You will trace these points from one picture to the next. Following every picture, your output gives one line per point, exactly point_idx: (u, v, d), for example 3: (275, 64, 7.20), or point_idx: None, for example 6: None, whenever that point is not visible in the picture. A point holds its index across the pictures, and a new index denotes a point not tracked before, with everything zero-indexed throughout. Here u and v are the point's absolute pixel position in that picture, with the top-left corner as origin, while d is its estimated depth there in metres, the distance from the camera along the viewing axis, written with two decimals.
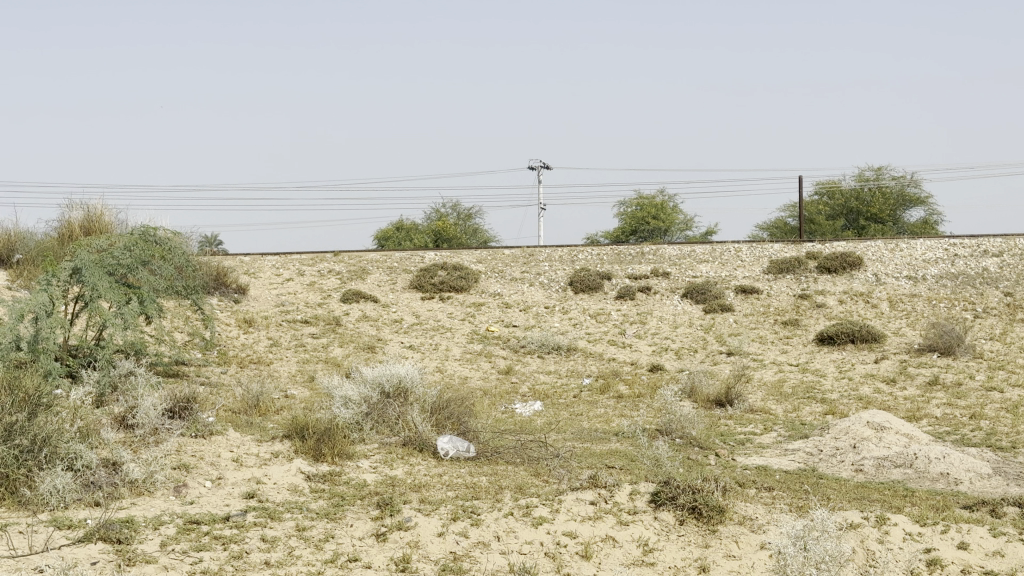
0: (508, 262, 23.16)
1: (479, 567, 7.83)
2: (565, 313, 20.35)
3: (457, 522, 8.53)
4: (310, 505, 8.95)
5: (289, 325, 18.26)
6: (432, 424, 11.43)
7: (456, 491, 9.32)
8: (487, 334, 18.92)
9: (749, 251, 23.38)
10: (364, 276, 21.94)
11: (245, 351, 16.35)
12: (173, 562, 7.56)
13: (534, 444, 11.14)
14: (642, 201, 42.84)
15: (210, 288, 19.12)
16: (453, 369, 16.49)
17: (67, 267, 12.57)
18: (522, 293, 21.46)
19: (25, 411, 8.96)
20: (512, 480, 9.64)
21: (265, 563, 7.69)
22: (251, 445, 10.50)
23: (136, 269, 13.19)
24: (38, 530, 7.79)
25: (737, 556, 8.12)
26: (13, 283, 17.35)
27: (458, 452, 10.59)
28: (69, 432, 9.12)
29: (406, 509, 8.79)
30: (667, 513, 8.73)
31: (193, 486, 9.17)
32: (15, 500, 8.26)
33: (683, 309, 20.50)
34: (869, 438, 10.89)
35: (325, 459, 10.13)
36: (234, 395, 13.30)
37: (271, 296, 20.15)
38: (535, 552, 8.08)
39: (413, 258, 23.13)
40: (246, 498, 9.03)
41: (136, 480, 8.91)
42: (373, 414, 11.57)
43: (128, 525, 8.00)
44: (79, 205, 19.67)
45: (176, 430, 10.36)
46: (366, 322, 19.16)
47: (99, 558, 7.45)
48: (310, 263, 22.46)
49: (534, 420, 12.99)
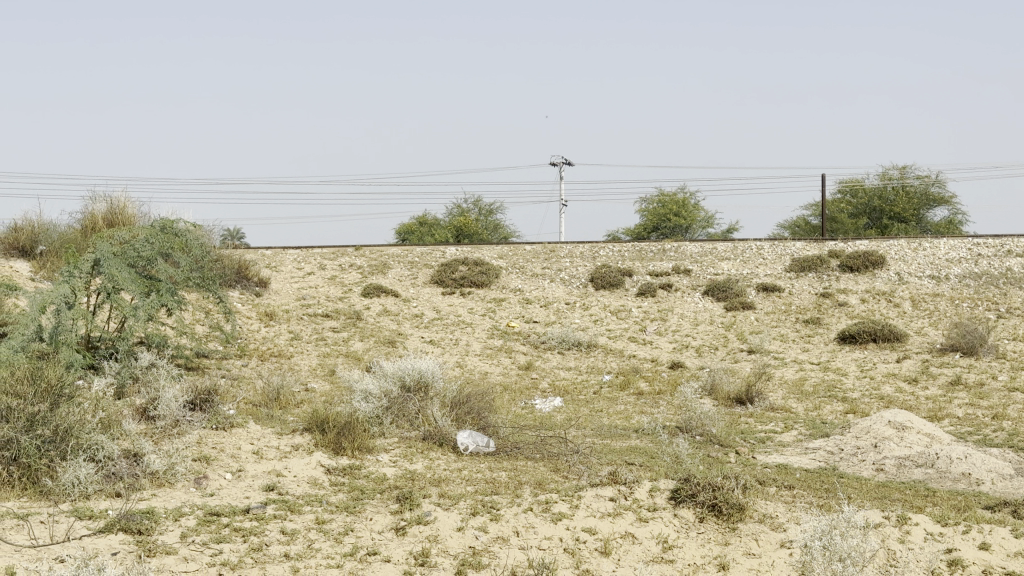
0: (529, 258, 23.16)
1: (498, 562, 7.82)
2: (585, 309, 20.34)
3: (476, 517, 8.53)
4: (329, 498, 8.97)
5: (310, 319, 18.28)
6: (453, 419, 11.40)
7: (475, 486, 9.33)
8: (507, 330, 18.91)
9: (771, 249, 23.31)
10: (385, 270, 21.98)
11: (266, 344, 16.40)
12: (193, 553, 7.58)
13: (552, 440, 11.13)
14: (663, 198, 42.83)
15: (231, 282, 19.18)
16: (473, 364, 16.50)
17: (88, 257, 12.56)
18: (542, 288, 21.47)
19: (47, 401, 9.00)
20: (532, 476, 9.64)
21: (284, 555, 7.71)
22: (271, 438, 10.54)
23: (156, 262, 13.20)
24: (59, 520, 7.85)
25: (756, 554, 8.08)
26: (37, 276, 17.44)
27: (478, 447, 10.58)
28: (90, 422, 9.19)
29: (425, 503, 8.79)
30: (686, 511, 8.71)
31: (213, 478, 9.23)
32: (37, 489, 8.33)
33: (705, 306, 20.46)
34: (890, 437, 10.85)
35: (345, 453, 10.16)
36: (255, 387, 13.35)
37: (293, 290, 20.20)
38: (554, 547, 8.07)
39: (434, 253, 23.13)
40: (266, 490, 9.08)
41: (157, 471, 8.98)
42: (393, 408, 11.58)
43: (149, 516, 8.04)
44: (102, 197, 19.73)
45: (197, 424, 10.43)
46: (386, 316, 19.17)
47: (119, 548, 7.48)
48: (331, 257, 22.49)
49: (554, 416, 12.99)
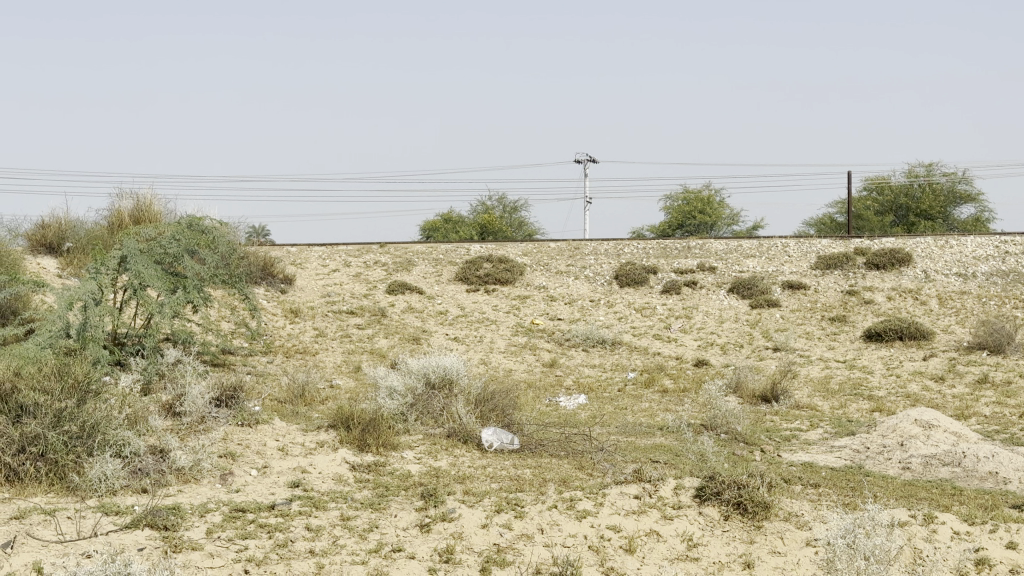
0: (553, 255, 23.15)
1: (523, 559, 7.82)
2: (610, 306, 20.31)
3: (501, 514, 8.53)
4: (354, 495, 8.99)
5: (335, 316, 18.32)
6: (478, 416, 11.40)
7: (500, 483, 9.33)
8: (531, 327, 18.91)
9: (797, 247, 23.23)
10: (410, 267, 22.01)
11: (291, 341, 16.45)
12: (219, 549, 7.61)
13: (577, 437, 11.12)
14: (688, 196, 42.75)
15: (256, 278, 19.24)
16: (497, 361, 16.50)
17: (115, 254, 12.61)
18: (567, 286, 21.46)
19: (75, 397, 9.04)
20: (556, 473, 9.63)
21: (309, 552, 7.73)
22: (296, 434, 10.56)
23: (183, 259, 13.26)
24: (86, 516, 7.89)
25: (782, 552, 8.06)
26: (64, 272, 17.54)
27: (502, 444, 10.57)
28: (117, 418, 9.23)
29: (450, 500, 8.80)
30: (711, 509, 8.69)
31: (239, 474, 9.27)
32: (64, 485, 8.38)
33: (730, 303, 20.41)
34: (917, 435, 10.80)
35: (370, 449, 10.17)
36: (280, 384, 13.39)
37: (318, 287, 20.25)
38: (579, 545, 8.07)
39: (458, 250, 23.15)
40: (291, 486, 9.10)
41: (183, 467, 9.01)
42: (418, 405, 11.59)
43: (175, 512, 8.08)
44: (129, 194, 19.82)
45: (222, 420, 10.47)
46: (411, 313, 19.19)
47: (146, 544, 7.51)
48: (356, 254, 22.53)
49: (578, 413, 12.97)
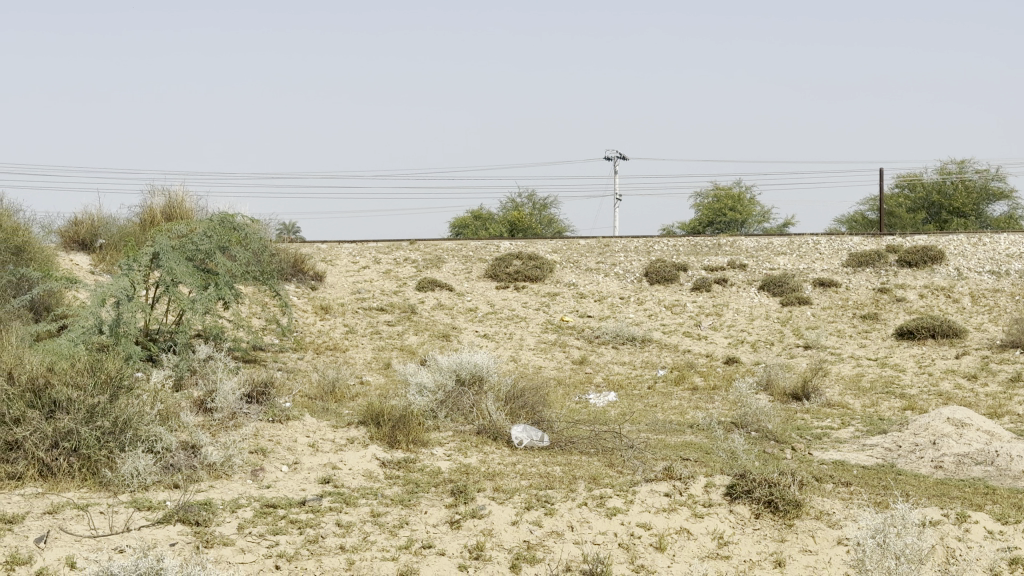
0: (583, 252, 23.13)
1: (553, 556, 7.82)
2: (640, 304, 20.27)
3: (531, 511, 8.54)
4: (384, 491, 9.01)
5: (365, 313, 18.37)
6: (508, 413, 11.40)
7: (530, 480, 9.34)
8: (561, 324, 18.90)
9: (828, 244, 23.13)
10: (439, 264, 22.03)
11: (321, 337, 16.50)
12: (250, 545, 7.64)
13: (607, 434, 11.10)
14: (719, 193, 42.64)
15: (286, 275, 19.31)
16: (527, 358, 16.51)
17: (147, 251, 12.69)
18: (597, 283, 21.43)
19: (107, 392, 9.10)
20: (586, 470, 9.63)
21: (339, 548, 7.75)
22: (327, 431, 10.60)
23: (214, 255, 13.32)
24: (119, 511, 7.93)
25: (813, 551, 8.03)
26: (96, 269, 17.65)
27: (532, 440, 10.57)
28: (149, 414, 9.28)
29: (480, 497, 8.81)
30: (742, 507, 8.67)
31: (270, 470, 9.31)
32: (97, 481, 8.43)
33: (760, 301, 20.35)
34: (949, 434, 10.73)
35: (400, 446, 10.19)
36: (311, 380, 13.44)
37: (348, 283, 20.30)
38: (608, 542, 8.06)
39: (488, 247, 23.16)
40: (321, 482, 9.13)
41: (215, 463, 9.06)
42: (448, 402, 11.60)
43: (206, 507, 8.12)
44: (161, 191, 19.92)
45: (254, 416, 10.52)
46: (441, 310, 19.21)
47: (177, 539, 7.55)
48: (386, 251, 22.57)
49: (608, 410, 12.96)
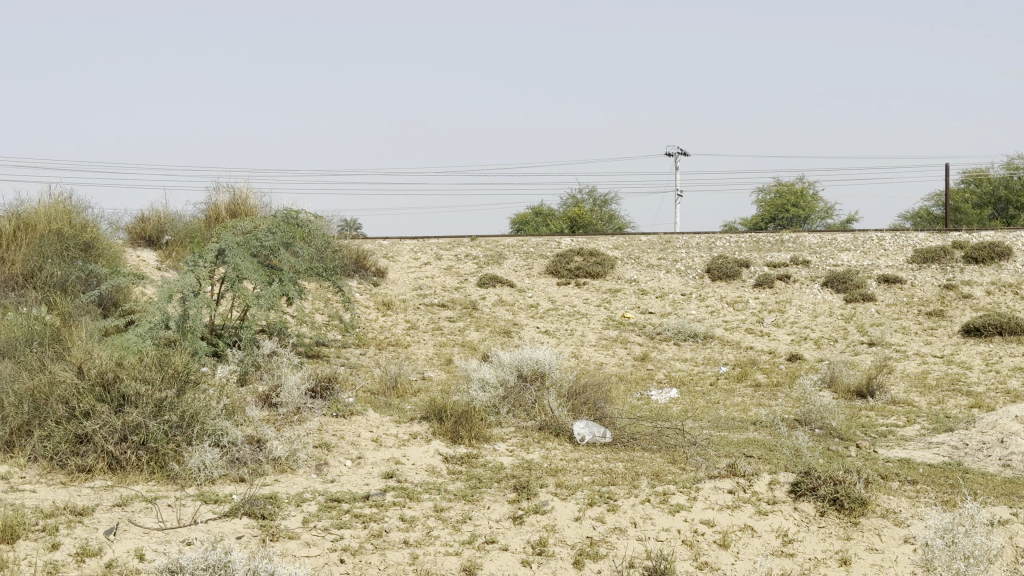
0: (644, 248, 23.07)
1: (616, 552, 7.82)
2: (702, 300, 20.19)
3: (594, 507, 8.54)
4: (447, 486, 9.05)
5: (426, 309, 18.44)
6: (569, 409, 11.40)
7: (592, 476, 9.34)
8: (623, 321, 18.86)
9: (893, 240, 22.90)
10: (500, 261, 22.07)
11: (383, 333, 16.60)
12: (315, 538, 7.70)
13: (669, 431, 11.06)
14: (781, 188, 42.36)
15: (349, 271, 19.43)
16: (588, 354, 16.50)
17: (213, 247, 12.83)
18: (658, 279, 21.37)
19: (174, 386, 9.20)
20: (649, 466, 9.61)
21: (403, 542, 7.80)
22: (389, 426, 10.66)
23: (278, 252, 13.44)
24: (186, 504, 8.03)
25: (879, 549, 7.96)
26: (162, 265, 17.87)
27: (594, 437, 10.56)
28: (215, 408, 9.39)
29: (542, 493, 8.83)
30: (807, 504, 8.62)
31: (334, 464, 9.38)
32: (164, 474, 8.54)
33: (824, 297, 20.19)
34: (1017, 432, 10.60)
35: (463, 441, 10.23)
36: (373, 375, 13.52)
37: (410, 280, 20.39)
38: (672, 539, 8.05)
39: (549, 243, 23.17)
40: (385, 477, 9.19)
41: (280, 457, 9.15)
42: (510, 398, 11.63)
43: (272, 501, 8.20)
44: (225, 188, 20.11)
45: (317, 411, 10.62)
46: (502, 306, 19.24)
47: (244, 532, 7.63)
48: (447, 247, 22.64)
49: (670, 407, 12.93)
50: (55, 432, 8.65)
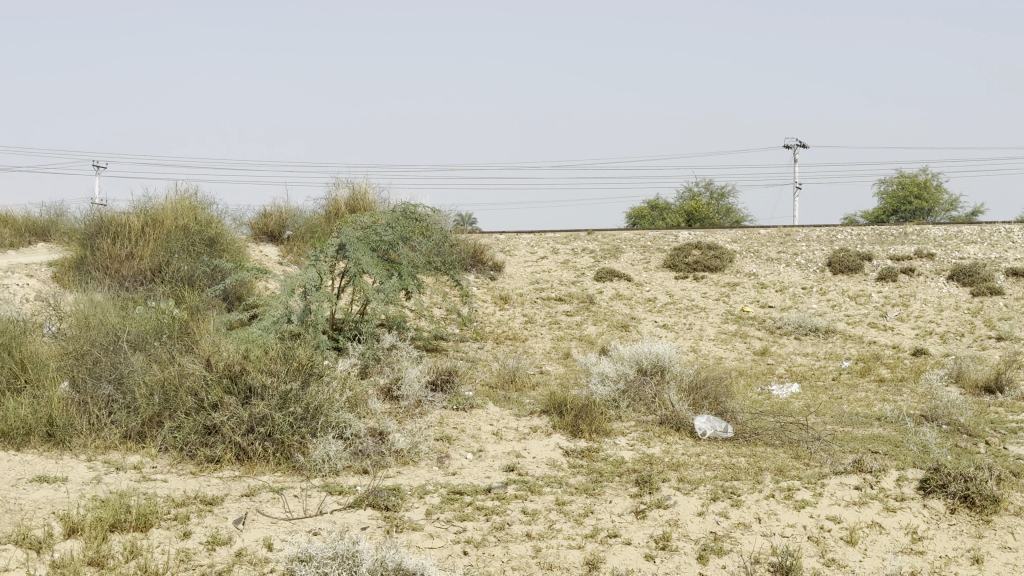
0: (764, 242, 22.83)
1: (740, 548, 7.75)
2: (822, 294, 19.91)
3: (717, 502, 8.47)
4: (569, 480, 9.05)
5: (544, 303, 18.47)
6: (690, 403, 11.33)
7: (715, 471, 9.27)
8: (742, 315, 18.68)
9: (1021, 232, 22.34)
10: (617, 254, 22.00)
11: (501, 327, 16.66)
12: (438, 530, 7.76)
13: (792, 426, 10.93)
14: (903, 180, 41.60)
15: (466, 266, 19.54)
16: (707, 349, 16.37)
17: (333, 242, 13.00)
18: (777, 273, 21.12)
19: (300, 378, 9.31)
20: (772, 462, 9.50)
21: (526, 535, 7.81)
22: (510, 419, 10.70)
23: (398, 246, 13.55)
24: (312, 494, 8.15)
25: (1013, 548, 7.77)
26: (284, 260, 18.14)
27: (715, 432, 10.47)
28: (339, 401, 9.50)
29: (665, 487, 8.78)
30: (936, 501, 8.45)
31: (455, 457, 9.44)
32: (290, 465, 8.67)
33: (949, 291, 19.78)
34: None
35: (583, 435, 10.22)
36: (492, 369, 13.57)
37: (527, 273, 20.43)
38: (797, 535, 7.95)
39: (667, 237, 23.04)
40: (506, 470, 9.22)
41: (402, 450, 9.24)
42: (630, 392, 11.59)
43: (395, 493, 8.28)
44: (345, 183, 20.35)
45: (438, 404, 10.70)
46: (620, 300, 19.18)
47: (368, 523, 7.71)
48: (564, 241, 22.64)
49: (792, 402, 12.77)
50: (185, 424, 8.88)
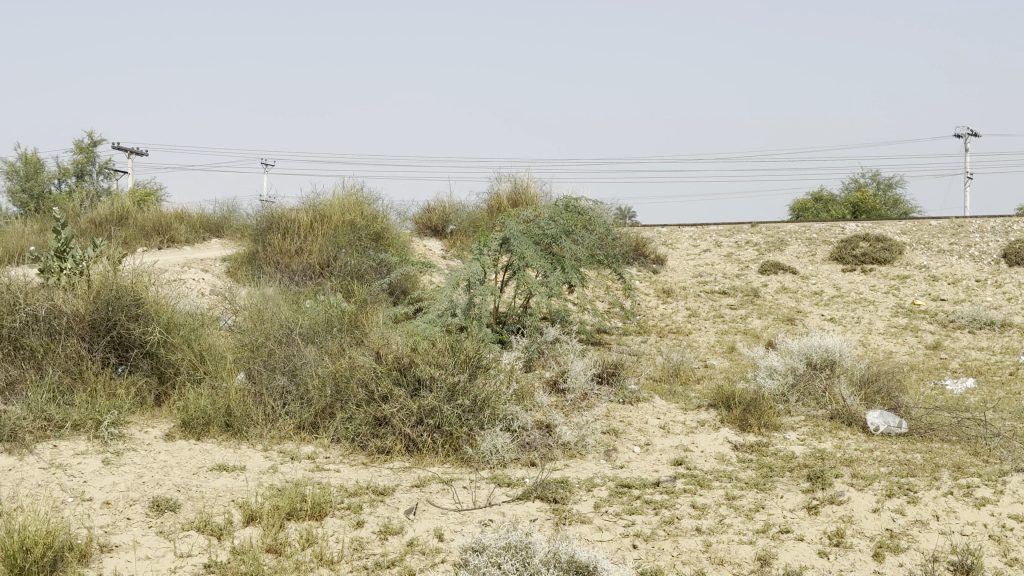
0: (935, 233, 22.22)
1: (918, 545, 7.54)
2: (997, 287, 19.29)
3: (892, 499, 8.27)
4: (738, 474, 8.93)
5: (707, 296, 18.29)
6: (862, 398, 11.08)
7: (889, 467, 9.05)
8: (912, 308, 18.20)
9: None
10: (782, 247, 21.67)
11: (665, 321, 16.55)
12: (607, 523, 7.73)
13: (971, 422, 10.60)
14: None
15: (629, 260, 19.46)
16: (877, 343, 16.00)
17: (497, 236, 13.07)
18: (949, 265, 20.54)
19: (467, 370, 9.37)
20: (949, 459, 9.23)
21: (696, 529, 7.73)
22: (677, 413, 10.61)
23: (561, 239, 13.55)
24: (481, 486, 8.20)
25: None
26: (448, 254, 18.32)
27: (889, 427, 10.22)
28: (506, 393, 9.54)
29: (838, 483, 8.60)
30: None
31: (622, 450, 9.41)
32: (459, 457, 8.74)
33: None
34: None
35: (752, 430, 10.08)
36: (656, 362, 13.48)
37: (689, 267, 20.26)
38: (978, 533, 7.70)
39: (833, 229, 22.60)
40: (674, 464, 9.14)
41: (569, 443, 9.23)
42: (799, 386, 11.40)
43: (564, 486, 8.28)
44: (507, 177, 20.45)
45: (604, 398, 10.68)
46: (785, 293, 18.89)
47: (537, 515, 7.72)
48: (727, 234, 22.39)
49: (969, 397, 12.39)
50: (356, 415, 9.03)
